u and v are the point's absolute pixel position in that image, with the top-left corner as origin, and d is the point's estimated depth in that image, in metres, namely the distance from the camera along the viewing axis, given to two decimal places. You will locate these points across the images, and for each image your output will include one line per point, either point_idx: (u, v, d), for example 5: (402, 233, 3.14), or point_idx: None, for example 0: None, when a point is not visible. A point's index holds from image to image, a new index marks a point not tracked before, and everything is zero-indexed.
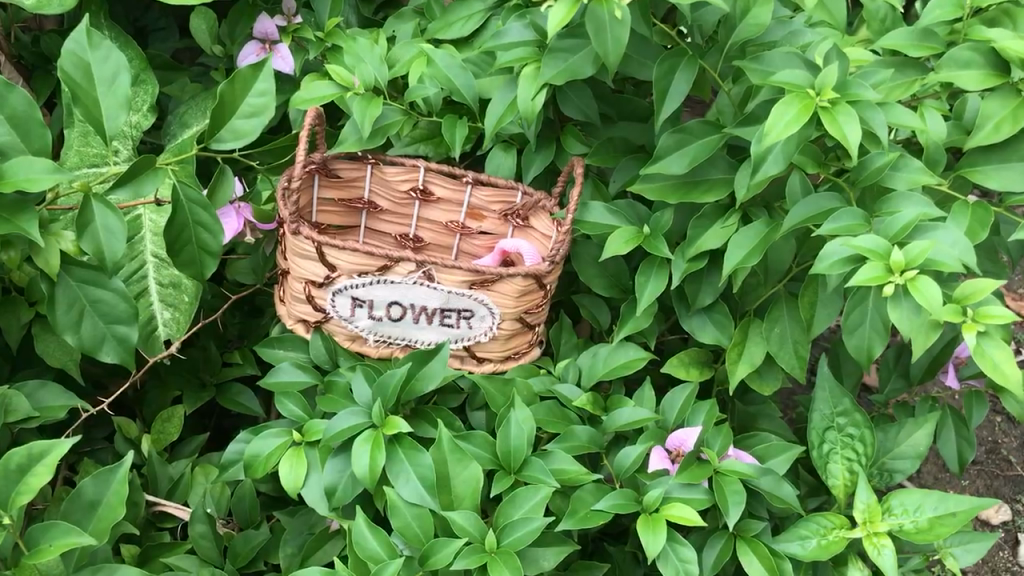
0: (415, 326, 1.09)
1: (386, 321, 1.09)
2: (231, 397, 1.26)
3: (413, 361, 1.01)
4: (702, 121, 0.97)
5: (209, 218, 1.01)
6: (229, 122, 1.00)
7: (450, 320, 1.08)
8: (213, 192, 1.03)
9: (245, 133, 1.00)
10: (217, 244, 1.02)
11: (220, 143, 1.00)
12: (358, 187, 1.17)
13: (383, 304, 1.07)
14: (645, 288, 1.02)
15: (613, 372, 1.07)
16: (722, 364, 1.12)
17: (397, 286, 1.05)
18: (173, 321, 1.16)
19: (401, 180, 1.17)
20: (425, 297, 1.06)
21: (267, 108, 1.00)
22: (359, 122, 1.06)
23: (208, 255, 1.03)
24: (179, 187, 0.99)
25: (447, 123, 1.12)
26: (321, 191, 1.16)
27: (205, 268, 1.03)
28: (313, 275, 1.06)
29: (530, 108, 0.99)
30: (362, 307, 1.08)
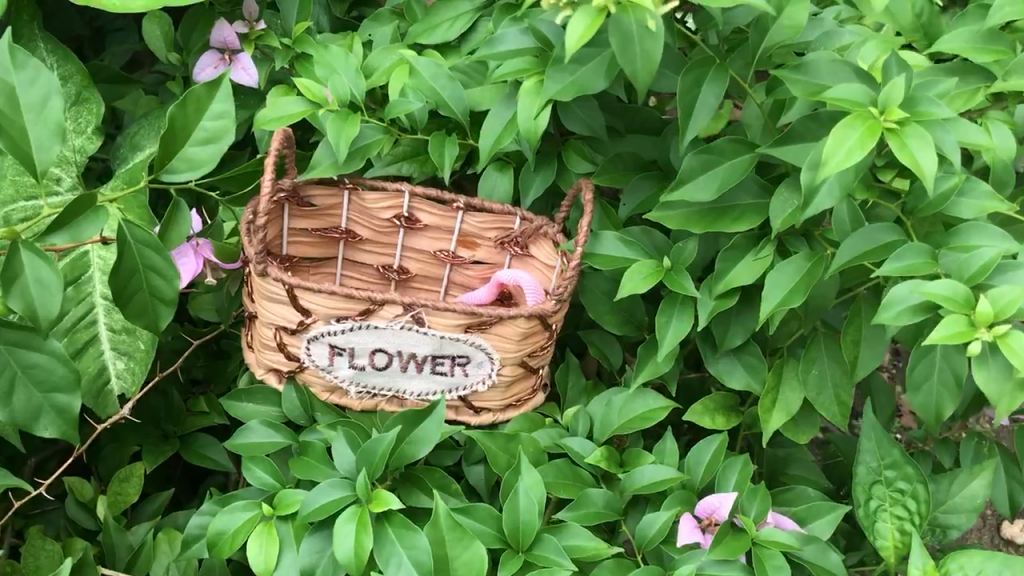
0: (404, 375, 0.96)
1: (370, 370, 0.95)
2: (196, 449, 1.13)
3: (402, 421, 0.87)
4: (731, 139, 0.84)
5: (163, 262, 0.87)
6: (181, 150, 0.86)
7: (443, 368, 0.95)
8: (165, 230, 0.89)
9: (201, 163, 0.86)
10: (172, 291, 0.88)
11: (174, 174, 0.87)
12: (334, 215, 1.03)
13: (366, 351, 0.94)
14: (667, 329, 0.89)
15: (631, 424, 0.94)
16: (750, 407, 0.99)
17: (382, 331, 0.92)
18: (127, 374, 1.03)
19: (383, 207, 1.04)
20: (415, 344, 0.93)
21: (227, 132, 0.86)
22: (333, 144, 0.92)
23: (162, 303, 0.89)
24: (126, 228, 0.85)
25: (434, 141, 0.99)
26: (292, 220, 1.02)
27: (160, 318, 0.90)
28: (285, 321, 0.92)
29: (533, 128, 0.86)
30: (342, 356, 0.94)
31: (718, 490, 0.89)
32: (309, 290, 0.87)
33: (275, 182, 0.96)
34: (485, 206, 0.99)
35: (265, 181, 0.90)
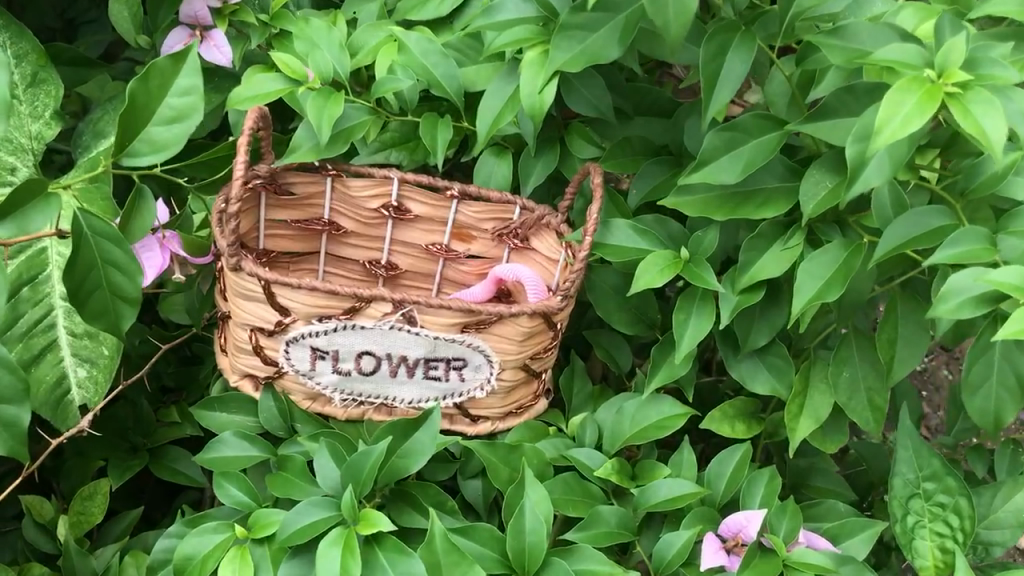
0: (393, 380, 0.87)
1: (356, 375, 0.86)
2: (166, 464, 1.04)
3: (392, 431, 0.78)
4: (757, 115, 0.76)
5: (125, 256, 0.78)
6: (143, 130, 0.77)
7: (437, 372, 0.86)
8: (126, 221, 0.80)
9: (164, 146, 0.77)
10: (135, 289, 0.79)
11: (136, 158, 0.78)
12: (315, 204, 0.94)
13: (351, 354, 0.85)
14: (686, 328, 0.80)
15: (645, 433, 0.86)
16: (773, 414, 0.91)
17: (369, 332, 0.82)
18: (89, 383, 0.94)
19: (369, 196, 0.95)
20: (406, 346, 0.84)
21: (195, 110, 0.77)
22: (315, 125, 0.83)
23: (124, 302, 0.80)
24: (82, 217, 0.76)
25: (426, 124, 0.90)
26: (270, 211, 0.93)
27: (122, 320, 0.81)
28: (261, 320, 0.83)
29: (537, 105, 0.77)
30: (324, 359, 0.85)
31: (743, 507, 0.81)
32: (288, 285, 0.78)
33: (250, 168, 0.87)
34: (481, 194, 0.91)
35: (238, 164, 0.81)
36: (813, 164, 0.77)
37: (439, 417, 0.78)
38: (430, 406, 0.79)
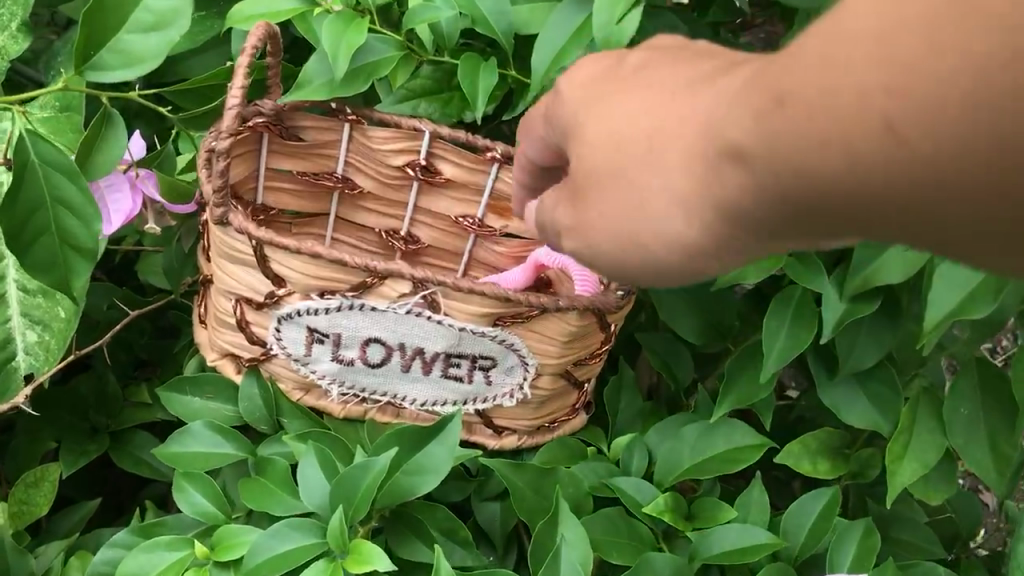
0: (404, 377, 0.71)
1: (360, 366, 0.70)
2: (131, 454, 0.88)
3: (399, 441, 0.62)
4: None
5: (79, 194, 0.61)
6: (115, 39, 0.61)
7: (459, 371, 0.70)
8: (87, 152, 0.64)
9: (139, 59, 0.61)
10: (89, 238, 0.62)
11: (103, 72, 0.61)
12: (328, 154, 0.79)
13: (356, 341, 0.69)
14: (775, 341, 0.64)
15: (709, 467, 0.70)
16: (862, 454, 0.74)
17: (380, 316, 0.66)
18: (40, 348, 0.79)
19: (393, 152, 0.80)
20: (425, 337, 0.67)
21: (182, 17, 0.62)
22: (330, 54, 0.67)
23: (77, 253, 0.63)
24: (28, 139, 0.60)
25: (465, 68, 0.72)
26: (274, 160, 0.78)
27: (74, 278, 0.63)
28: (251, 290, 0.68)
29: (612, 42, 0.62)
30: (323, 344, 0.69)
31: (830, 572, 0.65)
32: (285, 248, 0.62)
33: (250, 104, 0.71)
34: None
35: (235, 96, 0.64)
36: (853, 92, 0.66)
37: (458, 428, 0.62)
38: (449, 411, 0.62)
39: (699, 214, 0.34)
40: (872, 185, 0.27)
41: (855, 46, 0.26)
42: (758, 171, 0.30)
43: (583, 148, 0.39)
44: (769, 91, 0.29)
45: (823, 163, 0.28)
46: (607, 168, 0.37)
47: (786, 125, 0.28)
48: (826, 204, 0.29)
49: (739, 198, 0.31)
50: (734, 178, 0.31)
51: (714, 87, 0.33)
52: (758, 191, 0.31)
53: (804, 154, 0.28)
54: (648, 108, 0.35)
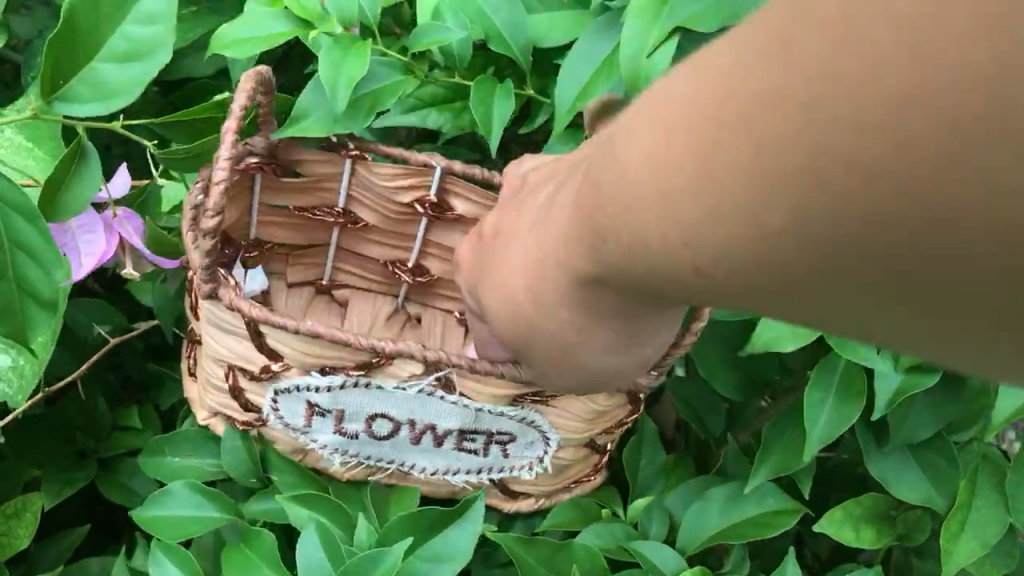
0: (415, 450, 0.64)
1: (365, 440, 0.63)
2: (120, 483, 0.81)
3: (413, 529, 0.58)
4: None
5: (37, 237, 0.52)
6: (88, 68, 0.52)
7: (474, 445, 0.63)
8: (51, 190, 0.54)
9: (111, 93, 0.52)
10: (51, 287, 0.53)
11: (76, 105, 0.52)
12: (327, 188, 0.73)
13: (362, 416, 0.62)
14: (820, 413, 0.57)
15: (740, 533, 0.63)
16: (912, 522, 0.67)
17: (388, 394, 0.60)
18: (13, 376, 0.73)
19: (400, 186, 0.73)
20: (438, 414, 0.61)
21: (160, 45, 0.52)
22: (329, 87, 0.60)
23: (35, 303, 0.53)
24: None
25: (480, 89, 0.66)
26: (271, 197, 0.72)
27: (33, 331, 0.54)
28: (243, 360, 0.61)
29: (643, 73, 0.54)
30: (325, 418, 0.62)
31: None
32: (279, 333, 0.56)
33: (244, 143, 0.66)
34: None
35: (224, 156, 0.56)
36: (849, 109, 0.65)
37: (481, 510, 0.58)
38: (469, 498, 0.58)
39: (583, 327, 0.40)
40: (675, 281, 0.30)
41: (629, 192, 0.30)
42: (608, 283, 0.35)
43: (484, 293, 0.48)
44: (583, 227, 0.34)
45: (654, 278, 0.31)
46: (510, 316, 0.44)
47: (618, 255, 0.32)
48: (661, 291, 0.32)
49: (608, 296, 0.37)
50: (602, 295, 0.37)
51: (552, 220, 0.39)
52: (600, 301, 0.38)
53: (636, 275, 0.32)
54: (519, 259, 0.43)
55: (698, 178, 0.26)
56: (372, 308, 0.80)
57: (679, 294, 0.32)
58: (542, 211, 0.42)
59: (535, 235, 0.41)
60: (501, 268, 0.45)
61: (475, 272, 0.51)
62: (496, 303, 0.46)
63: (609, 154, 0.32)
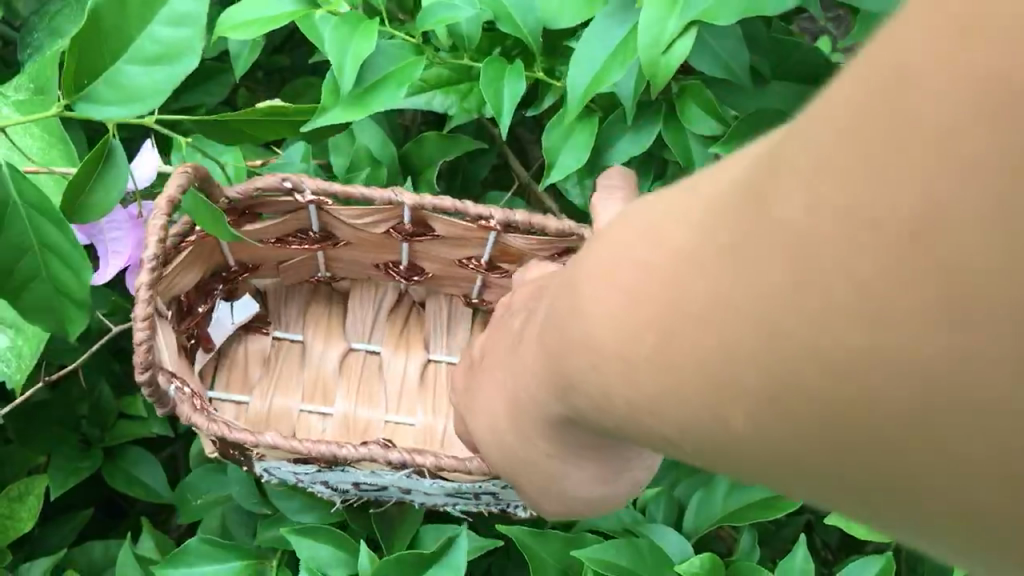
0: (412, 493, 0.65)
1: (357, 490, 0.66)
2: (124, 470, 0.81)
3: (399, 570, 0.58)
4: None
5: (63, 236, 0.49)
6: (111, 69, 0.49)
7: (464, 494, 0.65)
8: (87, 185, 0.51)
9: (139, 96, 0.49)
10: (83, 281, 0.50)
11: (99, 107, 0.49)
12: (300, 219, 0.70)
13: (344, 480, 0.64)
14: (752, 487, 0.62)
15: (745, 515, 0.65)
16: None
17: (368, 473, 0.61)
18: (12, 355, 0.73)
19: (371, 219, 0.70)
20: (420, 483, 0.63)
21: (190, 46, 0.50)
22: (338, 65, 0.61)
23: (71, 299, 0.51)
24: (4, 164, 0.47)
25: (488, 70, 0.65)
26: (262, 233, 0.70)
27: (70, 322, 0.51)
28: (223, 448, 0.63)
29: (659, 65, 0.53)
30: (312, 482, 0.66)
31: None
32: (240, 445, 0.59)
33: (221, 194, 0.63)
34: (534, 223, 0.65)
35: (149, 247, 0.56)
36: None
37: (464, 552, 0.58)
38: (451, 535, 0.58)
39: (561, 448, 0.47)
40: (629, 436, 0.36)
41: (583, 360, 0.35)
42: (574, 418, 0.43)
43: (490, 407, 0.54)
44: (551, 368, 0.40)
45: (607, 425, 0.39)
46: (509, 429, 0.51)
47: (570, 381, 0.38)
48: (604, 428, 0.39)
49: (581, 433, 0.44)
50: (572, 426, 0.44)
51: (531, 353, 0.46)
52: (577, 434, 0.45)
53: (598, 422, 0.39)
54: (514, 389, 0.49)
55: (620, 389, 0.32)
56: (375, 300, 0.82)
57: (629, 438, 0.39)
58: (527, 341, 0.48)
59: (524, 354, 0.47)
60: (503, 390, 0.51)
61: (491, 371, 0.57)
62: (499, 419, 0.52)
63: (572, 295, 0.37)
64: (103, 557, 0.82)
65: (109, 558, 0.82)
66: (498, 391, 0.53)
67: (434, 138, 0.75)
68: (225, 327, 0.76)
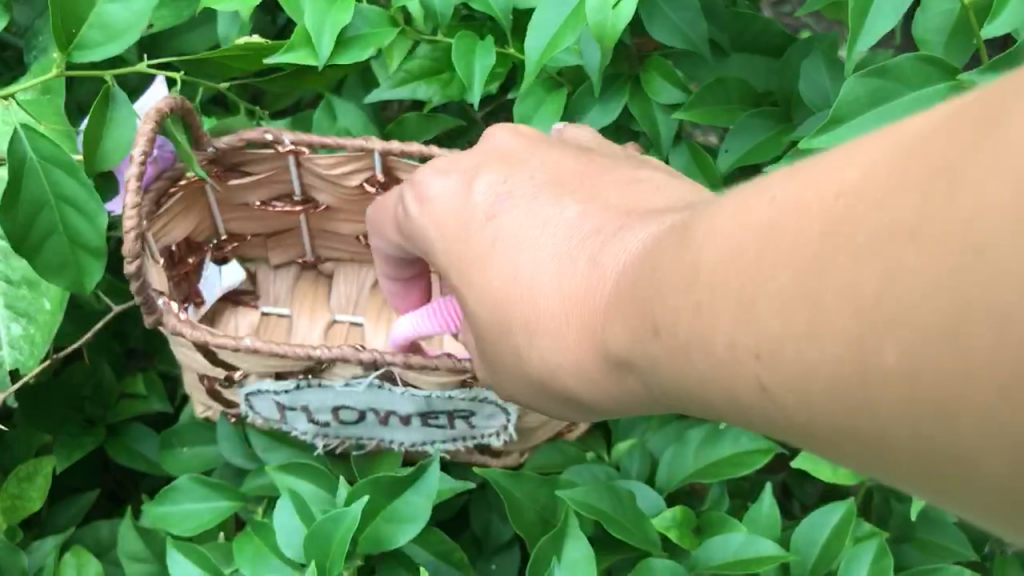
0: (390, 428, 0.71)
1: (336, 426, 0.71)
2: (127, 446, 0.85)
3: (374, 490, 0.61)
4: (914, 57, 0.55)
5: (79, 190, 0.60)
6: (95, 11, 0.60)
7: (439, 422, 0.69)
8: (90, 140, 0.61)
9: (122, 32, 0.60)
10: (98, 235, 0.60)
11: (93, 49, 0.60)
12: (285, 179, 0.78)
13: (325, 408, 0.69)
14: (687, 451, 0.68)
15: (717, 471, 0.66)
16: None
17: (337, 391, 0.66)
18: (25, 343, 0.75)
19: (344, 172, 0.76)
20: (391, 402, 0.67)
21: None
22: (316, 37, 0.67)
23: (87, 253, 0.61)
24: (25, 133, 0.59)
25: (459, 48, 0.69)
26: (251, 193, 0.79)
27: (89, 276, 0.61)
28: (209, 370, 0.68)
29: (607, 24, 0.57)
30: (294, 411, 0.70)
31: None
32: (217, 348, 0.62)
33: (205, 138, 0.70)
34: None
35: (131, 174, 0.59)
36: (807, 59, 0.70)
37: (434, 480, 0.61)
38: (424, 462, 0.62)
39: (492, 303, 0.49)
40: (618, 277, 0.39)
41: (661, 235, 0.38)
42: (561, 271, 0.44)
43: (439, 254, 0.54)
44: (605, 235, 0.44)
45: (601, 276, 0.41)
46: (460, 268, 0.52)
47: (622, 258, 0.40)
48: (595, 277, 0.42)
49: (532, 285, 0.46)
50: (533, 291, 0.45)
51: (557, 218, 0.47)
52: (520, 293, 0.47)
53: (594, 280, 0.42)
54: (488, 240, 0.50)
55: (677, 236, 0.35)
56: (359, 281, 0.86)
57: (599, 281, 0.41)
58: (527, 204, 0.50)
59: (524, 221, 0.49)
60: (461, 240, 0.52)
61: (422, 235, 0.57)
62: (452, 260, 0.53)
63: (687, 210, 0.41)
64: (109, 536, 0.85)
65: (115, 537, 0.85)
66: (447, 238, 0.54)
67: (415, 119, 0.79)
68: (216, 287, 0.79)
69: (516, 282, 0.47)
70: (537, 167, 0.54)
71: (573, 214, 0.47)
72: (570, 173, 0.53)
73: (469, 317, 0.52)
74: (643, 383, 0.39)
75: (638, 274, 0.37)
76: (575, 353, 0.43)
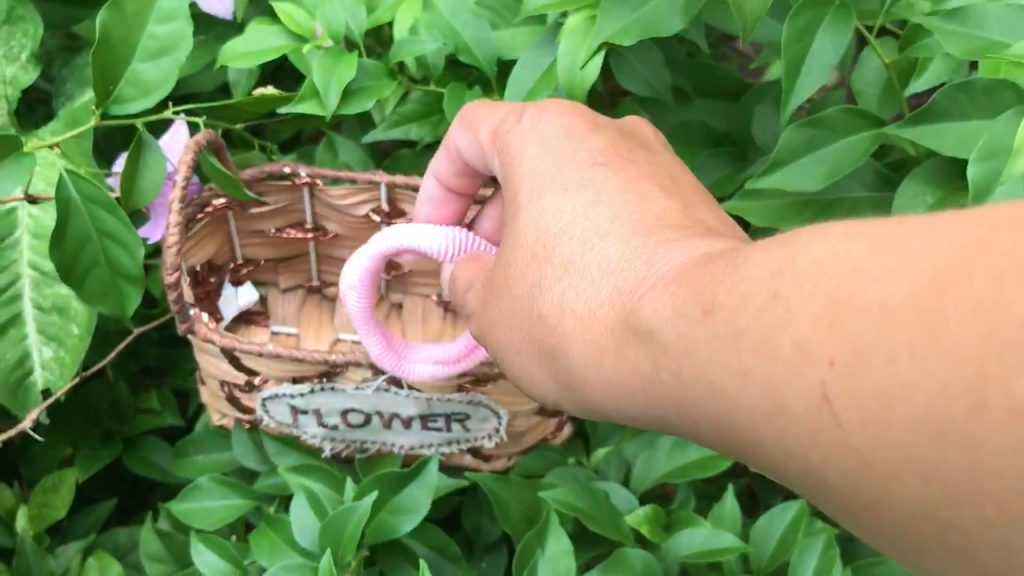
0: (392, 430, 0.79)
1: (343, 429, 0.80)
2: (144, 457, 0.92)
3: (380, 484, 0.70)
4: (845, 109, 0.63)
5: (117, 226, 0.68)
6: (129, 69, 0.68)
7: (436, 425, 0.78)
8: (129, 179, 0.69)
9: (152, 87, 0.68)
10: (135, 264, 0.69)
11: (126, 104, 0.68)
12: (298, 210, 0.87)
13: (335, 412, 0.78)
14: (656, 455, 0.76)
15: (685, 472, 0.74)
16: None
17: (350, 395, 0.75)
18: (55, 363, 0.83)
19: (351, 202, 0.86)
20: (397, 405, 0.76)
21: (176, 43, 0.68)
22: (322, 89, 0.75)
23: (126, 280, 0.69)
24: (71, 178, 0.67)
25: (449, 95, 0.78)
26: (264, 219, 0.88)
27: (127, 301, 0.70)
28: (233, 378, 0.77)
29: (578, 80, 0.66)
30: (306, 415, 0.78)
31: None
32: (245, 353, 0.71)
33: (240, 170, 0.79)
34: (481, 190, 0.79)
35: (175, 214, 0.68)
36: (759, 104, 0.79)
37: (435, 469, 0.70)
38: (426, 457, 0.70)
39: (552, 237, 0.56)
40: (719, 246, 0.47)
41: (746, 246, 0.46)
42: (658, 233, 0.52)
43: (521, 174, 0.61)
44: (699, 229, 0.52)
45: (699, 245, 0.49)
46: (540, 191, 0.59)
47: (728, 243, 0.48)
48: (689, 246, 0.49)
49: (612, 233, 0.53)
50: (608, 242, 0.53)
51: (654, 202, 0.55)
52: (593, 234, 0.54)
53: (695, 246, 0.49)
54: (584, 189, 0.57)
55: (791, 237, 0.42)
56: None
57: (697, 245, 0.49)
58: (634, 179, 0.57)
59: (630, 194, 0.56)
60: (555, 175, 0.59)
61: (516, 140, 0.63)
62: (535, 181, 0.59)
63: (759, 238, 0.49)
64: (127, 541, 0.92)
65: (133, 541, 0.92)
66: (542, 163, 0.60)
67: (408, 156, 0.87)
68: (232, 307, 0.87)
69: (585, 225, 0.55)
70: (636, 151, 0.61)
71: (663, 209, 0.55)
72: (653, 165, 0.61)
73: (510, 231, 0.59)
74: (632, 346, 0.48)
75: (701, 269, 0.46)
76: (597, 312, 0.52)
